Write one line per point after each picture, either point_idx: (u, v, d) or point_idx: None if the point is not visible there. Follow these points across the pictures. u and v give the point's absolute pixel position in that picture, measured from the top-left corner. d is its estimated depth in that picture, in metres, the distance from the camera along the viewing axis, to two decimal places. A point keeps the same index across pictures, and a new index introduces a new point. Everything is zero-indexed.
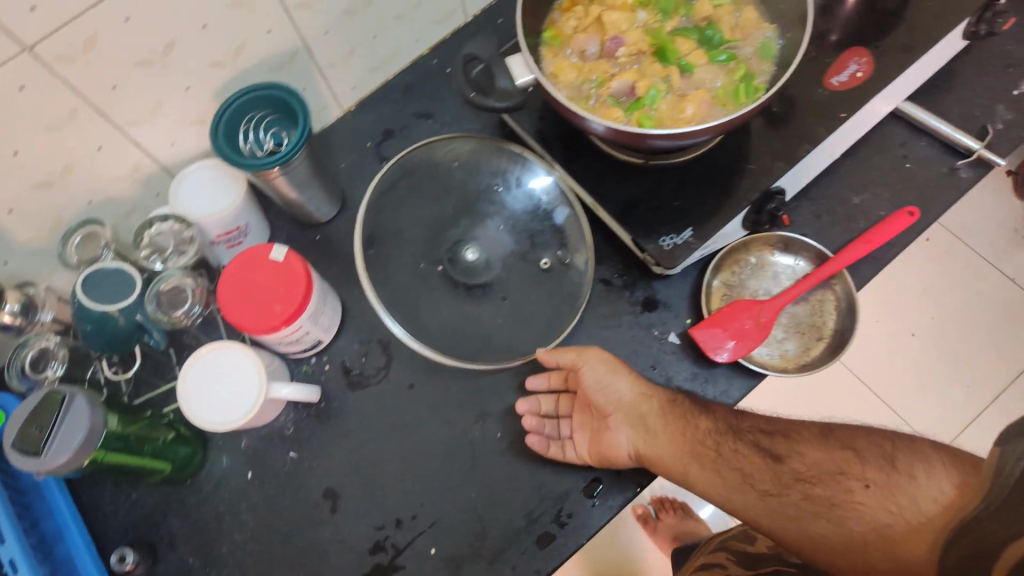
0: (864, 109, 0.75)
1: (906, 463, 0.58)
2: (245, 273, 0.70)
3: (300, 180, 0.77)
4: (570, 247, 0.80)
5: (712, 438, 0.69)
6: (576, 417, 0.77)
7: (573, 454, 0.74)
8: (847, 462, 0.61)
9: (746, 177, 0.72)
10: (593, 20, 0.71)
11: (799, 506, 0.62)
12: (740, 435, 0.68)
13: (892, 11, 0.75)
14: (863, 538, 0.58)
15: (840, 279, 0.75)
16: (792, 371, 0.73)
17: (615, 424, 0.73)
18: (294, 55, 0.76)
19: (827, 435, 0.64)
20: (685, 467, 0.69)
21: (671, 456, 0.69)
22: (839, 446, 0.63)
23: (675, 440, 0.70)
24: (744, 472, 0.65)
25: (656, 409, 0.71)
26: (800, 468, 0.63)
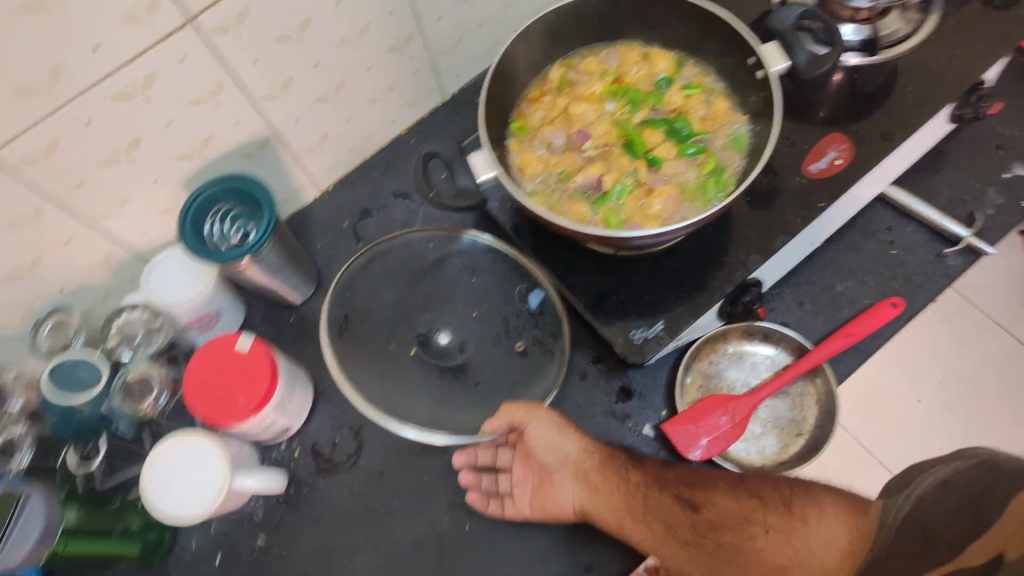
0: (846, 196, 0.73)
1: (799, 507, 0.58)
2: (211, 361, 0.70)
3: (272, 267, 0.77)
4: (546, 333, 0.78)
5: (642, 491, 0.68)
6: (517, 473, 0.75)
7: (517, 511, 0.71)
8: (751, 508, 0.61)
9: (720, 271, 0.70)
10: (560, 111, 0.70)
11: (713, 555, 0.62)
12: (662, 485, 0.67)
13: (869, 97, 0.74)
14: None
15: (820, 372, 0.72)
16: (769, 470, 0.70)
17: (559, 477, 0.72)
18: (265, 143, 0.77)
19: (738, 482, 0.64)
20: (617, 519, 0.67)
21: (609, 509, 0.68)
22: (745, 493, 0.62)
23: (612, 495, 0.68)
24: (669, 523, 0.65)
25: (594, 460, 0.71)
26: (714, 517, 0.63)
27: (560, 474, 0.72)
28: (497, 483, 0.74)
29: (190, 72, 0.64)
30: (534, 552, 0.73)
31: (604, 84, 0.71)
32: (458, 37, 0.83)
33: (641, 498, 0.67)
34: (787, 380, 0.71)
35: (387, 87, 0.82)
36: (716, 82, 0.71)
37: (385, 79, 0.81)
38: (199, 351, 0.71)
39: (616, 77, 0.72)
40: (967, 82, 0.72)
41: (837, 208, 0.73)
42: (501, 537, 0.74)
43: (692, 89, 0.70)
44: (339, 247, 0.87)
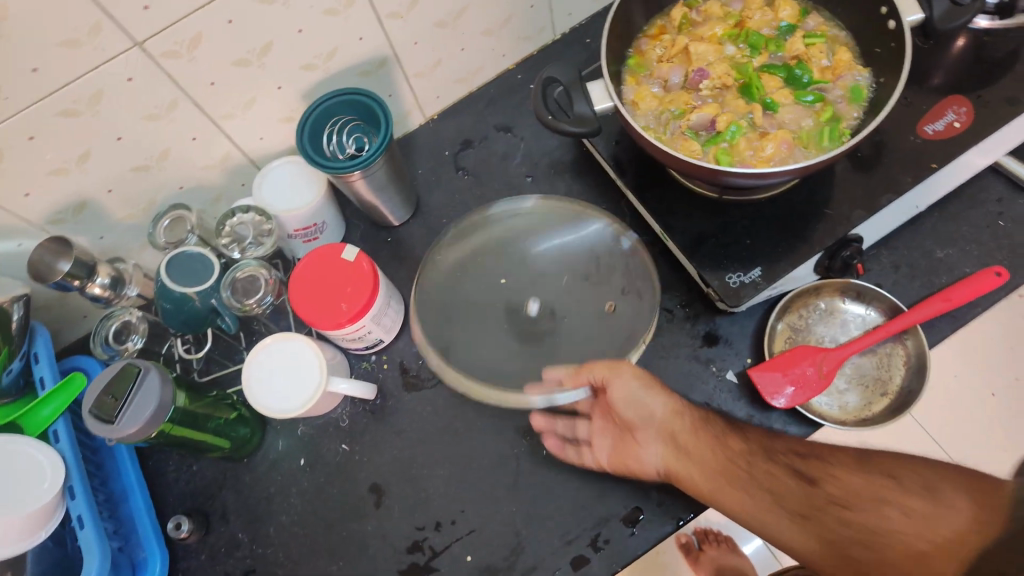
0: (959, 161, 0.72)
1: (940, 490, 0.54)
2: (322, 263, 0.74)
3: (378, 184, 0.79)
4: (634, 279, 0.78)
5: (744, 458, 0.66)
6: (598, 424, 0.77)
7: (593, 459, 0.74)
8: (884, 487, 0.57)
9: (822, 222, 0.71)
10: (679, 50, 0.71)
11: (824, 530, 0.58)
12: (769, 454, 0.65)
13: (995, 62, 0.73)
14: (890, 561, 0.53)
15: (912, 335, 0.72)
16: (851, 425, 0.71)
17: (650, 443, 0.72)
18: (383, 63, 0.79)
19: (866, 459, 0.60)
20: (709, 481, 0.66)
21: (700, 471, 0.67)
22: (878, 473, 0.58)
23: (710, 457, 0.67)
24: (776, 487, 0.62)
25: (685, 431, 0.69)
26: (834, 492, 0.59)
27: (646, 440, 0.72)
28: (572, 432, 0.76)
29: None
30: (608, 483, 0.74)
31: (725, 27, 0.71)
32: None
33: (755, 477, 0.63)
34: (878, 338, 0.71)
35: (502, 21, 0.83)
36: (841, 32, 0.70)
37: (501, 12, 0.82)
38: (312, 253, 0.75)
39: (738, 21, 0.71)
40: None
41: (951, 170, 0.72)
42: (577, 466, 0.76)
43: (814, 38, 0.69)
44: (437, 177, 0.88)
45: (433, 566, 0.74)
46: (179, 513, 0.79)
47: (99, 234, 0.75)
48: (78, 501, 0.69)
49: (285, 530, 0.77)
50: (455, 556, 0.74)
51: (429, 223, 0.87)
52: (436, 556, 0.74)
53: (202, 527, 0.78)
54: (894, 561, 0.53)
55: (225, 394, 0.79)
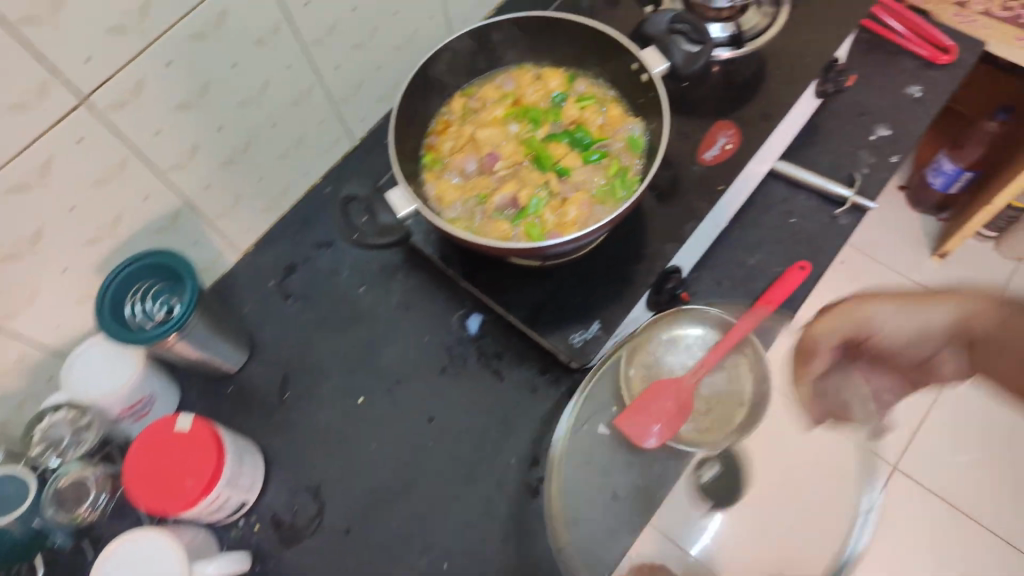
0: (740, 178, 0.78)
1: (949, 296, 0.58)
2: (155, 446, 0.67)
3: (203, 340, 0.75)
4: (491, 357, 0.79)
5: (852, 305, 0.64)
6: (844, 325, 0.63)
7: (824, 366, 0.67)
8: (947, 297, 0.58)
9: (641, 264, 0.74)
10: (467, 139, 0.73)
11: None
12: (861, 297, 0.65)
13: (744, 85, 0.81)
14: (1001, 324, 0.54)
15: (750, 341, 0.76)
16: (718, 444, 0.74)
17: (921, 350, 0.61)
18: (177, 214, 0.75)
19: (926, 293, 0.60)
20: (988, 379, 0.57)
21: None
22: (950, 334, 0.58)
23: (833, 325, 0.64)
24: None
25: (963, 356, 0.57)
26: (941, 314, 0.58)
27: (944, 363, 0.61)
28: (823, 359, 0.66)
29: (91, 151, 0.63)
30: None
31: (505, 107, 0.74)
32: (357, 84, 0.85)
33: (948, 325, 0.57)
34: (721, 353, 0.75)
35: (294, 143, 0.82)
36: (607, 89, 0.74)
37: (292, 136, 0.81)
38: (136, 443, 0.68)
39: (514, 99, 0.75)
40: (823, 60, 0.80)
41: (736, 187, 0.79)
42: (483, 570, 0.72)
43: (586, 101, 0.73)
44: (266, 311, 0.84)
45: None
46: None
47: None
48: None
49: None
50: None
51: (270, 359, 0.82)
52: None
53: None
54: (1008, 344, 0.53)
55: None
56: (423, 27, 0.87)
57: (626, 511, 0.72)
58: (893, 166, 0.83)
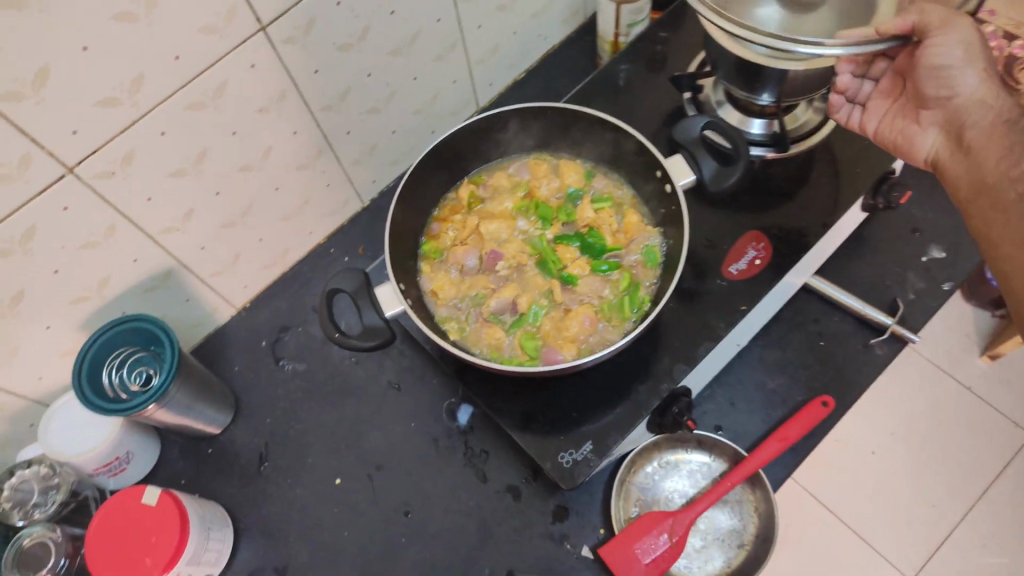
0: (767, 296, 0.71)
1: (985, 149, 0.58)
2: (110, 524, 0.65)
3: (184, 406, 0.72)
4: (478, 453, 0.75)
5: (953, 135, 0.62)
6: (883, 84, 0.71)
7: (861, 125, 0.71)
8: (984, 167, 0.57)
9: (646, 383, 0.68)
10: (471, 231, 0.68)
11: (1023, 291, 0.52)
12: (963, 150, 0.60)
13: (784, 191, 0.73)
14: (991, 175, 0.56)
15: (759, 480, 0.71)
16: None
17: (931, 109, 0.64)
18: (169, 273, 0.73)
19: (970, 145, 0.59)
20: (971, 141, 0.59)
21: (968, 173, 0.59)
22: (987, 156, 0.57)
23: (957, 163, 0.61)
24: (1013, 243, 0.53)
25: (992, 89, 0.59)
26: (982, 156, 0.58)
27: (935, 71, 0.60)
28: (855, 92, 0.72)
29: (79, 219, 0.61)
30: None
31: (515, 200, 0.69)
32: (370, 147, 0.81)
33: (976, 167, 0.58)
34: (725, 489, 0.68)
35: (299, 205, 0.80)
36: (626, 190, 0.69)
37: (297, 195, 0.78)
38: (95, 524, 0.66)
39: (527, 191, 0.70)
40: (877, 172, 0.72)
41: (761, 306, 0.72)
42: None
43: (602, 203, 0.68)
44: (256, 373, 0.82)
45: None
46: None
47: None
48: None
49: None
50: None
51: (253, 424, 0.80)
52: None
53: None
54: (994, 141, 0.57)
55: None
56: (445, 91, 0.83)
57: None
58: (942, 294, 0.75)
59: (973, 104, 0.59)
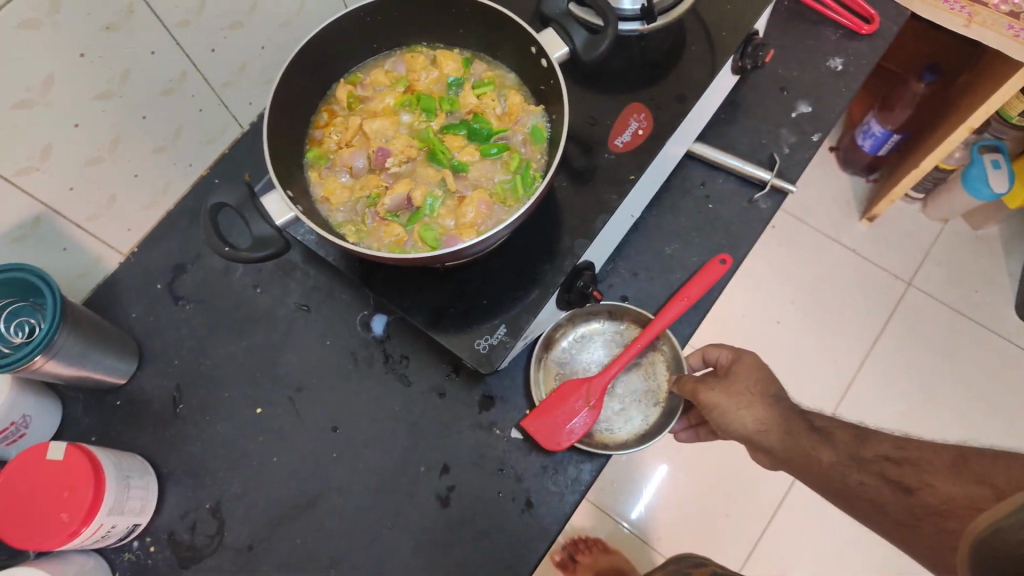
0: (655, 165, 0.74)
1: (892, 479, 0.56)
2: (15, 490, 0.62)
3: (78, 356, 0.69)
4: (399, 359, 0.76)
5: (837, 466, 0.59)
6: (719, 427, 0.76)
7: None
8: (894, 486, 0.55)
9: (551, 262, 0.70)
10: (355, 131, 0.67)
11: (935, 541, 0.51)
12: (862, 466, 0.58)
13: (659, 61, 0.76)
14: (925, 500, 0.53)
15: (663, 337, 0.76)
16: (633, 444, 0.73)
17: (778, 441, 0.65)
18: (37, 220, 0.68)
19: (894, 478, 0.56)
20: (857, 480, 0.58)
21: (888, 504, 0.55)
22: (882, 477, 0.56)
23: (850, 477, 0.59)
24: (876, 502, 0.56)
25: (754, 377, 0.68)
26: (891, 474, 0.56)
27: (750, 420, 0.66)
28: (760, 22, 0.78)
29: None
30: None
31: (396, 96, 0.69)
32: (240, 65, 0.78)
33: (909, 501, 0.54)
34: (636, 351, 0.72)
35: (172, 134, 0.76)
36: (506, 72, 0.69)
37: (166, 125, 0.74)
38: None
39: (406, 85, 0.70)
40: (742, 34, 0.75)
41: (650, 175, 0.74)
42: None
43: (483, 88, 0.68)
44: (156, 317, 0.79)
45: None
46: None
47: None
48: None
49: None
50: None
51: (162, 367, 0.77)
52: None
53: None
54: (891, 474, 0.56)
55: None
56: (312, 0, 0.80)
57: (539, 520, 0.70)
58: (813, 145, 0.80)
59: (801, 437, 0.63)
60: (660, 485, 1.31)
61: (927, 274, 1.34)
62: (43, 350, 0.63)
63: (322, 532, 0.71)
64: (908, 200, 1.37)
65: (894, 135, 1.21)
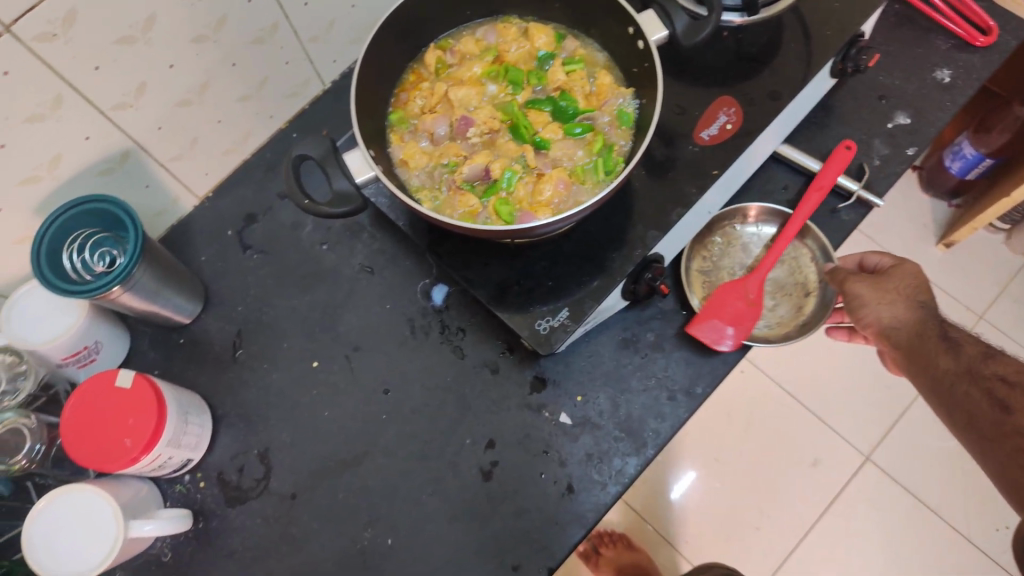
0: (737, 164, 0.72)
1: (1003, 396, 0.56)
2: (84, 412, 0.65)
3: (151, 291, 0.71)
4: (456, 330, 0.76)
5: (950, 378, 0.61)
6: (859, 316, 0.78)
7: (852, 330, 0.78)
8: (1003, 403, 0.56)
9: (620, 250, 0.69)
10: (440, 98, 0.67)
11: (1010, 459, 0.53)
12: (976, 378, 0.59)
13: (755, 56, 0.73)
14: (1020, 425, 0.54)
15: (809, 232, 0.75)
16: (796, 334, 0.72)
17: (907, 339, 0.66)
18: (125, 156, 0.70)
19: (1004, 397, 0.56)
20: (959, 390, 0.59)
21: (984, 416, 0.57)
22: (992, 394, 0.57)
23: (959, 392, 0.59)
24: (971, 414, 0.58)
25: (910, 282, 0.69)
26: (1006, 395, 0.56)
27: (885, 313, 0.68)
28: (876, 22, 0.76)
29: (18, 85, 0.57)
30: (463, 557, 0.69)
31: (484, 66, 0.68)
32: (330, 22, 0.78)
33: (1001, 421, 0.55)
34: (782, 247, 0.72)
35: (257, 84, 0.77)
36: (597, 53, 0.68)
37: (254, 74, 0.75)
38: (69, 410, 0.65)
39: (496, 55, 0.69)
40: (847, 35, 0.72)
41: (732, 173, 0.72)
42: (428, 539, 0.70)
43: (574, 65, 0.67)
44: (225, 262, 0.81)
45: None
46: None
47: None
48: None
49: None
50: None
51: (226, 311, 0.79)
52: None
53: None
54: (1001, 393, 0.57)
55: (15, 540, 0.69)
56: None
57: (578, 507, 0.69)
58: (907, 159, 0.76)
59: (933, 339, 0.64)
60: (687, 489, 1.29)
61: (1002, 309, 1.27)
62: (121, 281, 0.65)
63: (366, 489, 0.72)
64: (991, 229, 1.30)
65: (986, 160, 1.14)
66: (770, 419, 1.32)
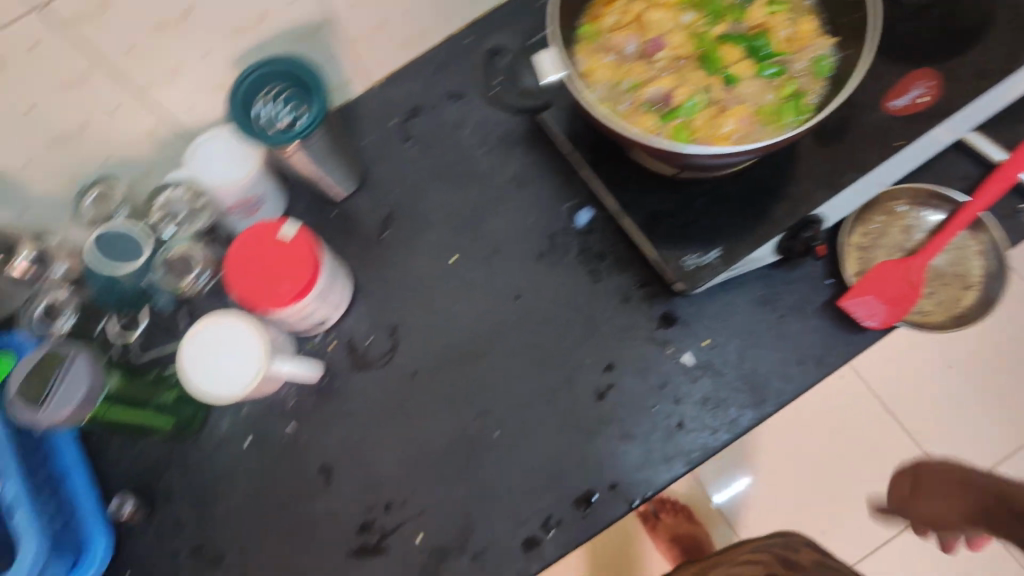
0: (925, 139, 0.68)
1: None
2: (248, 254, 0.69)
3: (320, 156, 0.74)
4: (595, 254, 0.77)
5: None
6: None
7: None
8: None
9: (787, 202, 0.68)
10: (634, 18, 0.68)
11: None
12: None
13: (969, 31, 0.69)
14: None
15: (987, 227, 0.72)
16: (949, 326, 0.71)
17: None
18: (317, 29, 0.73)
19: None
20: None
21: None
22: None
23: None
24: None
25: None
26: None
27: None
28: None
29: None
30: (563, 463, 0.72)
31: None
32: None
33: None
34: (952, 234, 0.70)
35: None
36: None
37: None
38: (232, 250, 0.70)
39: None
40: None
41: (916, 149, 0.69)
42: (534, 441, 0.73)
43: (777, 7, 0.66)
44: (385, 144, 0.83)
45: (382, 546, 0.72)
46: (124, 492, 0.75)
47: (20, 210, 0.69)
48: (10, 483, 0.63)
49: (234, 511, 0.75)
50: (405, 538, 0.72)
51: (378, 194, 0.82)
52: (386, 536, 0.73)
53: (147, 505, 0.75)
54: None
55: (166, 360, 0.75)
56: None
57: (685, 443, 0.71)
58: None
59: None
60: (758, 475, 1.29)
61: None
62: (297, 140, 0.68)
63: (483, 382, 0.75)
64: None
65: None
66: (859, 426, 1.24)
